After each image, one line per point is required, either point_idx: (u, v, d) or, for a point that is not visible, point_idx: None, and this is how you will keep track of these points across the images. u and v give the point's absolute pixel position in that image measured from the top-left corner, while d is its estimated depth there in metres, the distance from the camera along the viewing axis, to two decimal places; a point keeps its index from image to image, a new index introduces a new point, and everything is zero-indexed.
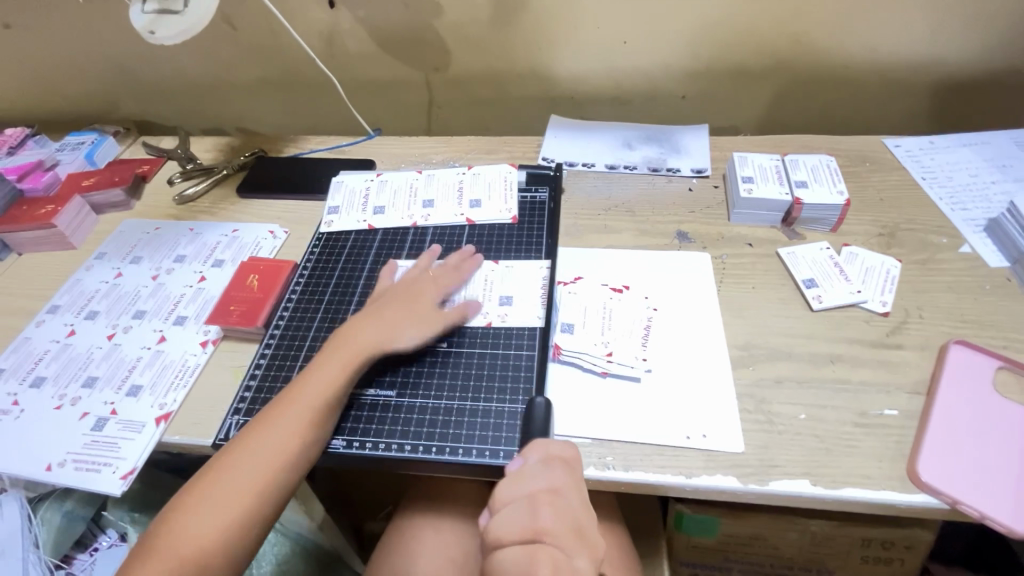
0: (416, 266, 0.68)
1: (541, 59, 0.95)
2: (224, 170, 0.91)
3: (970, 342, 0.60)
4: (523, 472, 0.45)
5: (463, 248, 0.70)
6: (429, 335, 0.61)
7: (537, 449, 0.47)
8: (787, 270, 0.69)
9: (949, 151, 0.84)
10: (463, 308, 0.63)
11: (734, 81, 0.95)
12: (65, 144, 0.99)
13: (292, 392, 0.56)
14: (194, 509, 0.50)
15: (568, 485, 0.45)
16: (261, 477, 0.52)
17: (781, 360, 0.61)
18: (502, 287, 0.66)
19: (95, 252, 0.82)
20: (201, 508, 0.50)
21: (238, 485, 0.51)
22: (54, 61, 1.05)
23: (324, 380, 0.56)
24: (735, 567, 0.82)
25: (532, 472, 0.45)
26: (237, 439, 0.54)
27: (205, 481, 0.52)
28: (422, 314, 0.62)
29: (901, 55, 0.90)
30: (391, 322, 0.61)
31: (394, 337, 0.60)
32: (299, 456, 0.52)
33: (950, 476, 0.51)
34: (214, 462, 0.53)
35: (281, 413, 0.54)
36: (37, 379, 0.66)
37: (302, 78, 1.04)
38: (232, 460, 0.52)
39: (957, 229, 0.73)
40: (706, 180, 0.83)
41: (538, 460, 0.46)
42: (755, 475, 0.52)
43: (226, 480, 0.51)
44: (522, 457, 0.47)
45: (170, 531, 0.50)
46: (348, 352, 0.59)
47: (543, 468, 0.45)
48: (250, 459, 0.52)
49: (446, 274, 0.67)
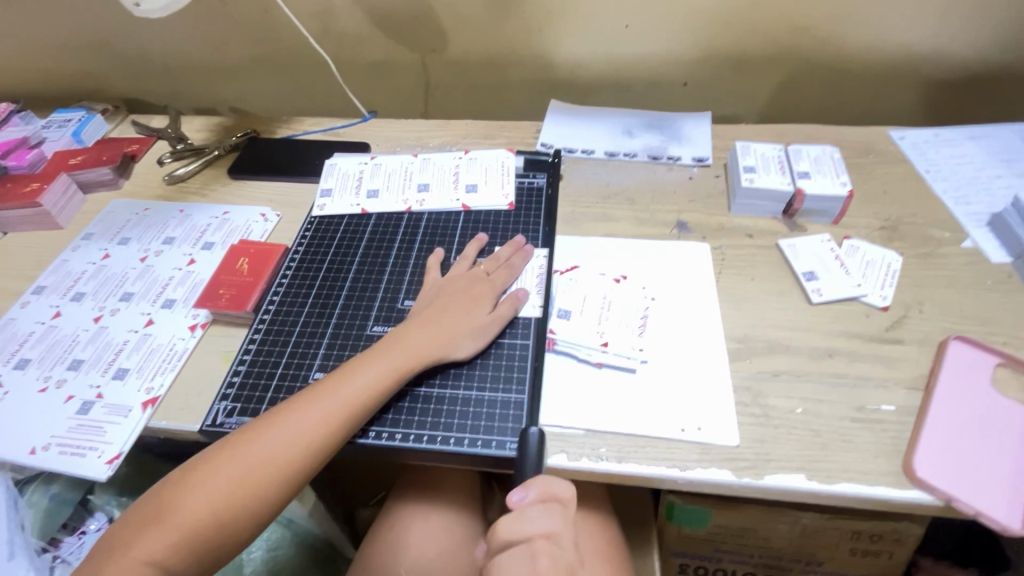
0: (494, 255, 0.67)
1: (540, 41, 0.93)
2: (215, 151, 0.89)
3: (969, 338, 0.59)
4: (523, 511, 0.46)
5: (514, 241, 0.68)
6: (483, 342, 0.59)
7: (538, 485, 0.47)
8: (788, 262, 0.68)
9: (953, 144, 0.83)
10: (514, 303, 0.61)
11: (737, 69, 0.93)
12: (52, 121, 0.96)
13: (332, 386, 0.54)
14: (199, 490, 0.48)
15: (563, 528, 0.46)
16: (273, 472, 0.49)
17: (778, 353, 0.60)
18: (502, 272, 0.65)
19: (82, 233, 0.80)
20: (208, 491, 0.48)
21: (249, 475, 0.49)
22: (40, 35, 1.02)
23: (369, 380, 0.54)
24: (725, 557, 0.82)
25: (532, 514, 0.45)
26: (258, 424, 0.51)
27: (214, 465, 0.49)
28: (482, 319, 0.60)
29: (907, 45, 0.88)
30: (448, 323, 0.59)
31: (451, 342, 0.58)
32: (294, 445, 0.50)
33: (945, 473, 0.50)
34: (225, 447, 0.50)
35: (314, 408, 0.52)
36: (22, 361, 0.65)
37: (296, 57, 1.02)
38: (247, 448, 0.50)
39: (961, 224, 0.72)
40: (706, 170, 0.81)
41: (538, 498, 0.46)
42: (750, 469, 0.52)
43: (235, 469, 0.49)
44: (522, 491, 0.47)
45: (175, 509, 0.48)
46: (400, 351, 0.56)
47: (542, 510, 0.46)
48: (264, 449, 0.50)
49: (503, 272, 0.65)
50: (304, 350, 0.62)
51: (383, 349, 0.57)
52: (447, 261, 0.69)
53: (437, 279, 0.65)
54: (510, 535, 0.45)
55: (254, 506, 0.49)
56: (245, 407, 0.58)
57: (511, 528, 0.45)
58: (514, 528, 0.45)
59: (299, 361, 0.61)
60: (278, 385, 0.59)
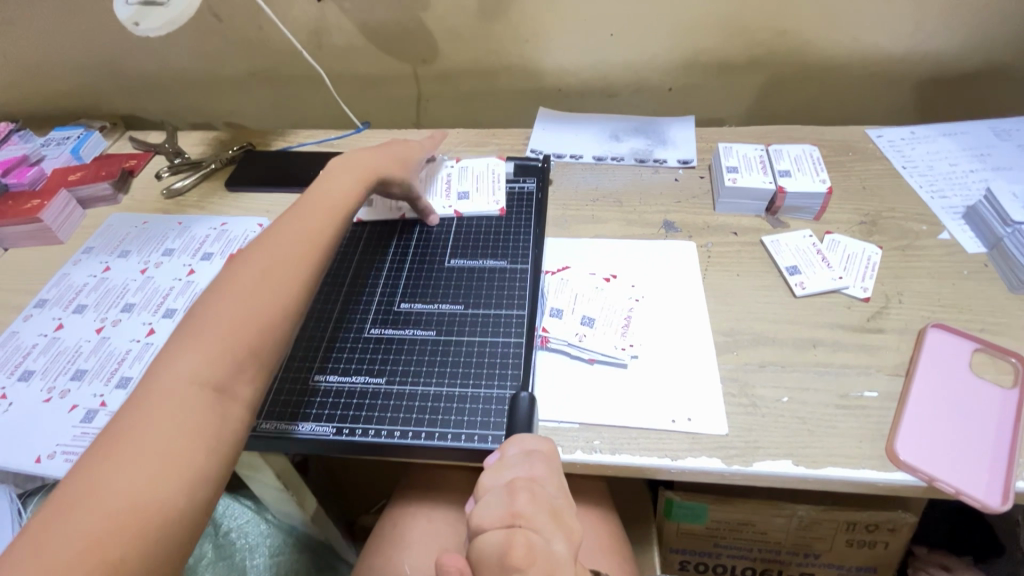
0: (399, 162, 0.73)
1: (527, 51, 0.95)
2: (212, 164, 0.91)
3: (947, 326, 0.61)
4: (502, 463, 0.46)
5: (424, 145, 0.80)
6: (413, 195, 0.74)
7: (515, 443, 0.48)
8: (772, 258, 0.70)
9: (928, 141, 0.85)
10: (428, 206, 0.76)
11: (719, 73, 0.96)
12: (51, 139, 0.98)
13: (293, 225, 0.58)
14: (179, 358, 0.45)
15: (547, 475, 0.45)
16: (262, 322, 0.49)
17: (764, 345, 0.62)
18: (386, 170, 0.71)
19: (83, 247, 0.81)
20: (194, 348, 0.45)
21: (251, 279, 0.51)
22: (39, 56, 1.04)
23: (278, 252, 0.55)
24: (725, 552, 0.84)
25: (511, 462, 0.46)
26: (223, 283, 0.51)
27: (180, 344, 0.46)
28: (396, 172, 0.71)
29: (881, 47, 0.91)
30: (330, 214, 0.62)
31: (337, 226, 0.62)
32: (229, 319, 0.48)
33: (927, 454, 0.52)
34: (190, 324, 0.47)
35: (284, 231, 0.57)
36: (26, 373, 0.66)
37: (289, 72, 1.04)
38: (222, 300, 0.49)
39: (938, 218, 0.74)
40: (692, 171, 0.84)
41: (517, 452, 0.47)
42: (739, 456, 0.53)
43: (213, 320, 0.47)
44: (501, 452, 0.48)
45: (160, 387, 0.43)
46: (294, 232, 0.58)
47: (521, 460, 0.46)
48: (245, 280, 0.51)
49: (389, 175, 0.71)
50: (303, 354, 0.63)
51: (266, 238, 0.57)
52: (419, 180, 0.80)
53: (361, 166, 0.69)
54: (490, 484, 0.44)
55: (249, 351, 0.47)
56: None
57: (490, 478, 0.45)
58: (493, 475, 0.45)
59: (298, 364, 0.62)
60: (278, 389, 0.60)
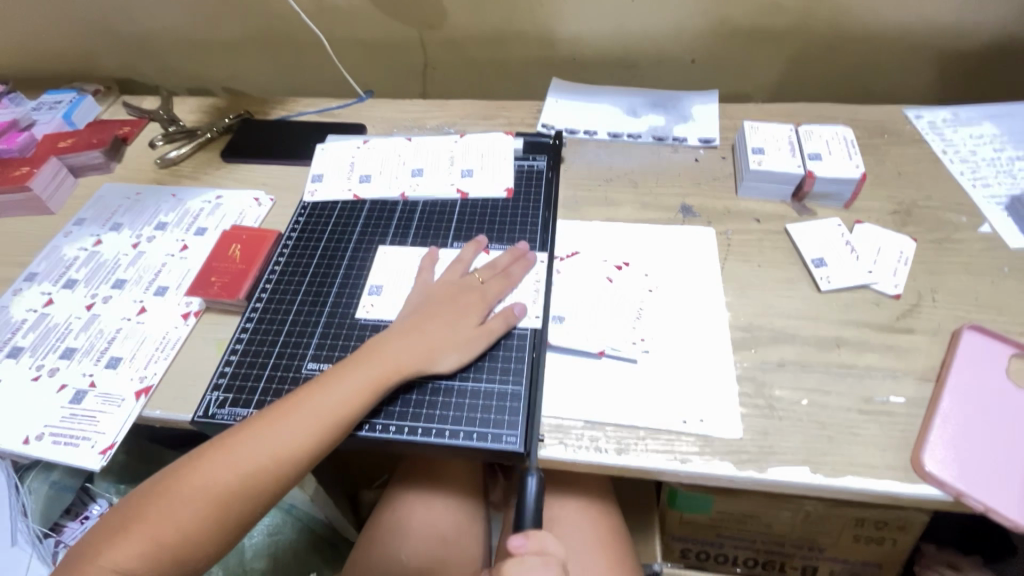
0: (492, 263, 0.63)
1: (541, 17, 0.89)
2: (207, 133, 0.87)
3: (984, 327, 0.57)
4: (523, 560, 0.47)
5: (515, 247, 0.64)
6: (468, 354, 0.56)
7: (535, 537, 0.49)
8: (795, 247, 0.66)
9: (972, 124, 0.79)
10: (507, 317, 0.58)
11: (748, 44, 0.89)
12: (42, 102, 0.94)
13: (399, 340, 0.55)
14: (174, 504, 0.47)
15: None
16: (266, 475, 0.49)
17: (785, 343, 0.58)
18: (497, 281, 0.61)
19: (74, 218, 0.78)
20: (183, 504, 0.47)
21: (241, 460, 0.48)
22: (28, 14, 0.99)
23: (349, 390, 0.52)
24: (727, 543, 0.81)
25: (531, 563, 0.47)
26: (231, 434, 0.50)
27: (176, 483, 0.48)
28: (469, 331, 0.57)
29: (926, 17, 0.84)
30: (430, 334, 0.56)
31: (431, 354, 0.55)
32: (272, 452, 0.49)
33: (956, 468, 0.49)
34: (190, 468, 0.49)
35: (301, 408, 0.51)
36: (15, 349, 0.64)
37: (289, 35, 0.99)
38: (216, 462, 0.48)
39: (979, 208, 0.69)
40: (714, 151, 0.79)
41: (536, 550, 0.48)
42: (753, 462, 0.50)
43: (260, 451, 0.49)
44: (524, 539, 0.49)
45: (140, 519, 0.47)
46: (380, 361, 0.54)
47: (541, 563, 0.47)
48: (244, 452, 0.49)
49: (499, 281, 0.61)
50: (297, 340, 0.61)
51: (367, 357, 0.54)
52: (442, 259, 0.66)
53: (428, 282, 0.62)
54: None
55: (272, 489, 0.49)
56: (237, 398, 0.57)
57: (509, 572, 0.47)
58: (513, 571, 0.47)
59: (291, 351, 0.60)
60: (270, 376, 0.58)
